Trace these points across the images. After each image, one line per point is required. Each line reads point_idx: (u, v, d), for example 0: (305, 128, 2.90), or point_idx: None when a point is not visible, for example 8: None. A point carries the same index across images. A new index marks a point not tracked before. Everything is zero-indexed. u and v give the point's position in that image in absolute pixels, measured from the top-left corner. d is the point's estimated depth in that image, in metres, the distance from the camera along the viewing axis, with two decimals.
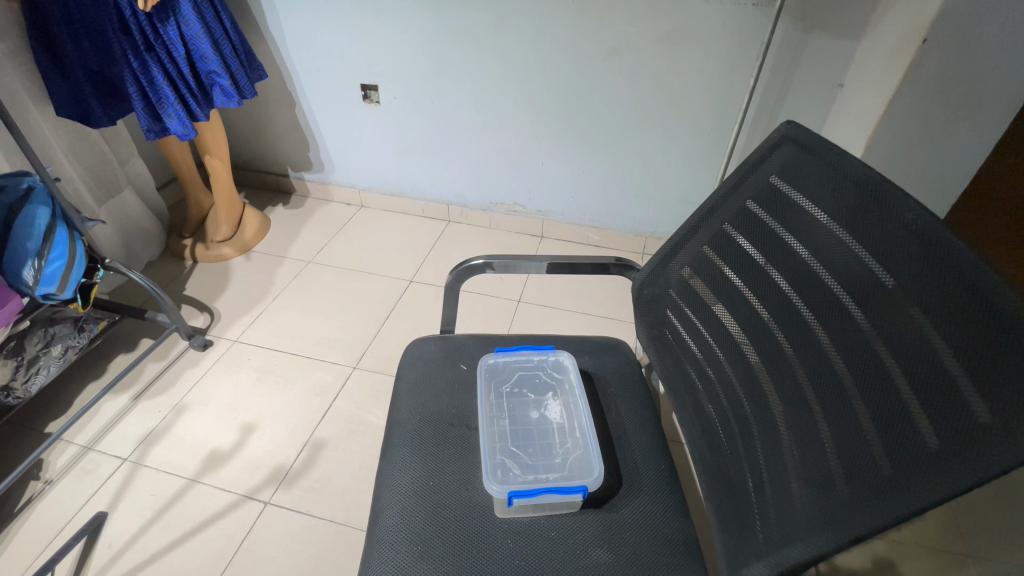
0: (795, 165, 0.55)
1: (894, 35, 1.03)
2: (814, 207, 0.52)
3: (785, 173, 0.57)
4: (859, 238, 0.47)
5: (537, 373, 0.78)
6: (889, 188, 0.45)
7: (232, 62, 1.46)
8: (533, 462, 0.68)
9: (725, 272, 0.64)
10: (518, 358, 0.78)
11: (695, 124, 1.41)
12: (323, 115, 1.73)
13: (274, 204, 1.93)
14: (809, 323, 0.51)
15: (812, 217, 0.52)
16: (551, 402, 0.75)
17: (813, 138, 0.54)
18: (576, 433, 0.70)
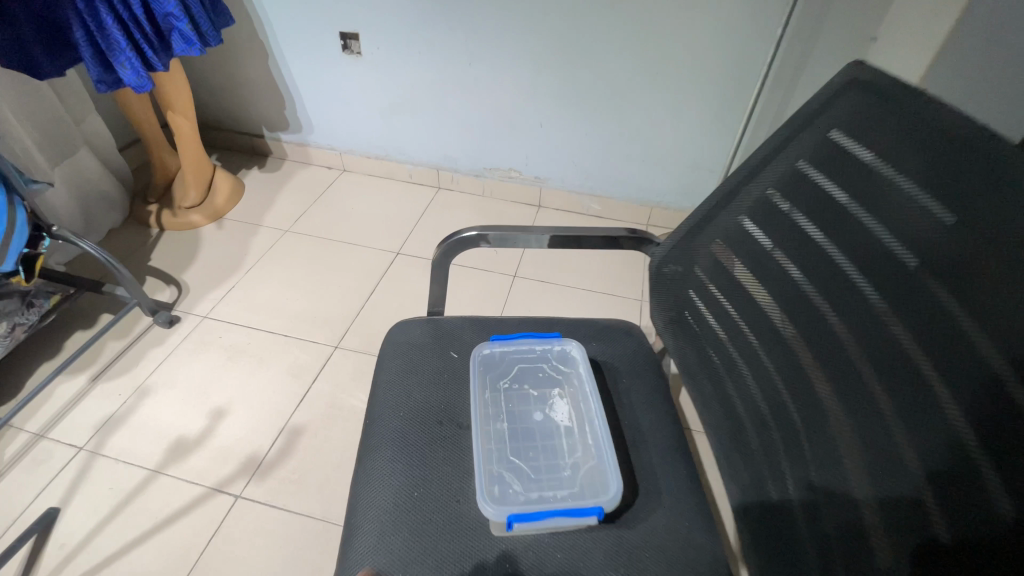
0: (865, 117, 0.44)
1: None
2: (892, 171, 0.42)
3: (848, 126, 0.46)
4: (957, 211, 0.37)
5: (540, 366, 0.68)
6: (1004, 144, 0.35)
7: (194, 6, 1.29)
8: (536, 475, 0.58)
9: (766, 249, 0.54)
10: (517, 348, 0.68)
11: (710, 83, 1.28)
12: (299, 68, 1.56)
13: (248, 168, 1.78)
14: (881, 314, 0.42)
15: (889, 182, 0.42)
16: (556, 400, 0.65)
17: (889, 82, 0.43)
18: (586, 439, 0.61)
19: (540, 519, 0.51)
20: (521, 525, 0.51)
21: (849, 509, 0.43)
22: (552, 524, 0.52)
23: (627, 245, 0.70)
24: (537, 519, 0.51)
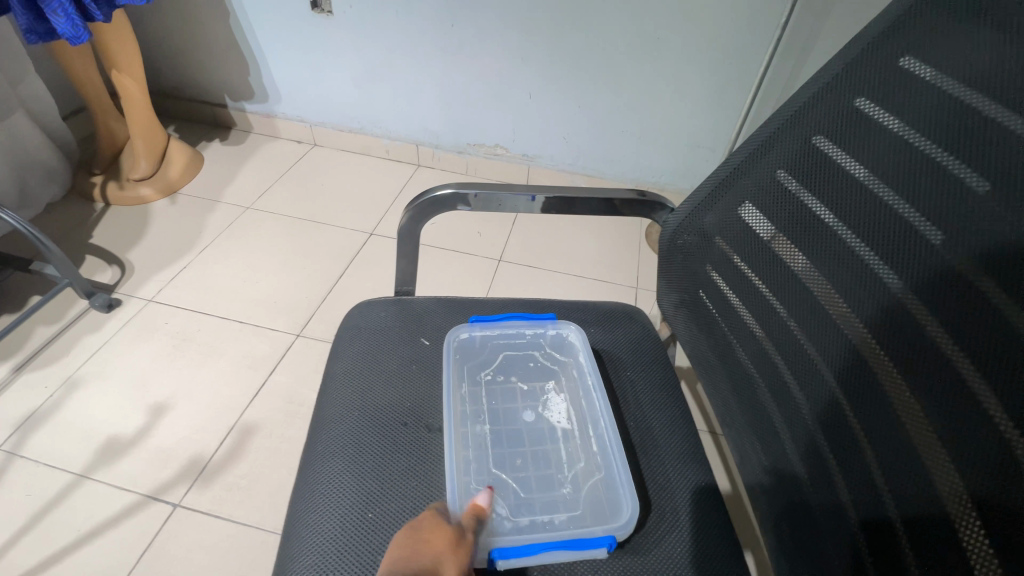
0: (952, 29, 0.33)
1: None
2: (995, 94, 0.31)
3: (926, 45, 0.35)
4: None
5: (532, 356, 0.57)
6: None
7: None
8: (528, 492, 0.47)
9: (809, 209, 0.43)
10: (504, 333, 0.57)
11: (714, 51, 1.18)
12: (263, 29, 1.42)
13: (208, 140, 1.63)
14: (973, 284, 0.31)
15: (984, 106, 0.31)
16: (551, 396, 0.54)
17: None
18: (588, 446, 0.50)
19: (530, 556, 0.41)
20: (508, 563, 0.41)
21: (927, 545, 0.32)
22: (549, 559, 0.42)
23: (631, 211, 0.58)
24: (527, 556, 0.41)
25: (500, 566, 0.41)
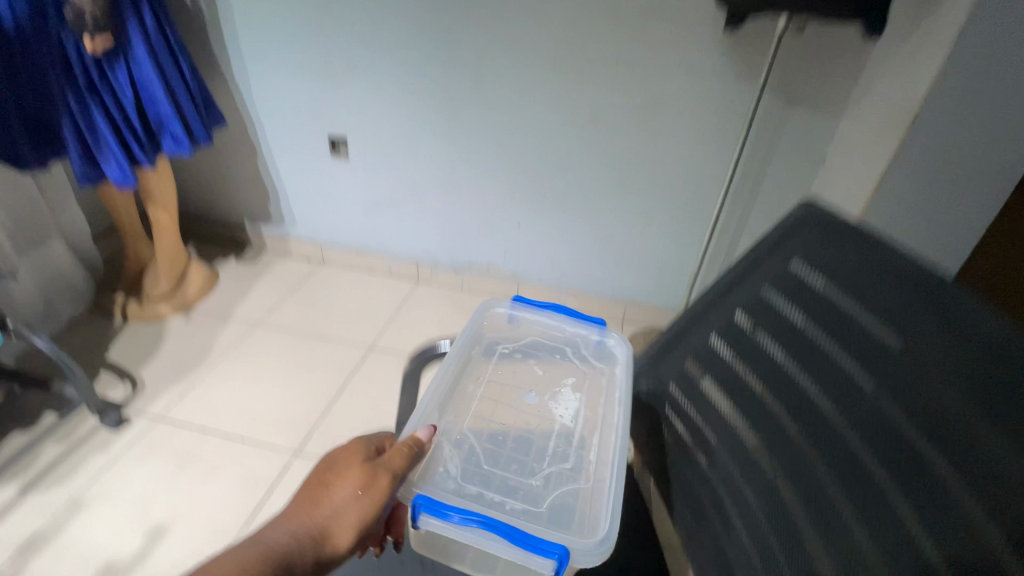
0: (825, 252, 0.47)
1: (878, 114, 1.03)
2: (857, 306, 0.43)
3: (809, 258, 0.48)
4: (923, 347, 0.37)
5: (564, 351, 0.83)
6: (958, 292, 0.37)
7: (186, 105, 1.34)
8: (512, 477, 0.68)
9: (737, 369, 0.54)
10: (547, 322, 0.84)
11: (677, 191, 1.36)
12: (286, 167, 1.63)
13: (225, 258, 1.77)
14: (855, 450, 0.40)
15: (850, 312, 0.44)
16: (568, 394, 0.78)
17: (844, 222, 0.46)
18: (581, 442, 0.72)
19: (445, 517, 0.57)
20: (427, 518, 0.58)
21: None
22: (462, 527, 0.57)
23: None
24: (442, 516, 0.57)
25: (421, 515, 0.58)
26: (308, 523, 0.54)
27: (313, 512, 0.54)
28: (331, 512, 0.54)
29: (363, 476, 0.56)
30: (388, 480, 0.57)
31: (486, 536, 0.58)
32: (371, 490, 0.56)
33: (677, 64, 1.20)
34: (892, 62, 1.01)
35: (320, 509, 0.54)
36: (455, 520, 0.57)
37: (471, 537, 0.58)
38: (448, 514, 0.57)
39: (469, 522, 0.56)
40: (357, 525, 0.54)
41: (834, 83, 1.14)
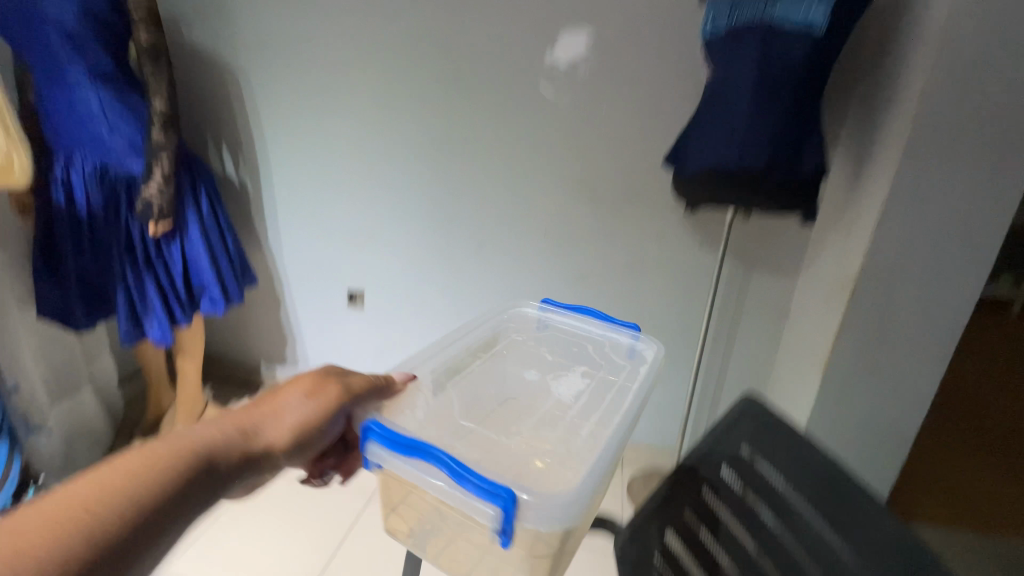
0: (768, 444, 0.62)
1: (823, 280, 1.25)
2: (797, 497, 0.58)
3: (756, 447, 0.63)
4: (846, 539, 0.53)
5: (582, 344, 0.92)
6: (869, 496, 0.53)
7: (226, 272, 1.53)
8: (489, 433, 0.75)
9: (702, 540, 0.63)
10: (568, 322, 0.94)
11: (661, 337, 1.52)
12: (306, 316, 1.82)
13: (239, 395, 1.89)
14: None
15: (792, 501, 0.58)
16: (577, 372, 0.87)
17: (776, 417, 0.63)
18: (571, 411, 0.79)
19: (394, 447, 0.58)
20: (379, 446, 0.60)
21: None
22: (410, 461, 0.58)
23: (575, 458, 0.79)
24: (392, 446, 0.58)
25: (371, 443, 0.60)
26: (245, 421, 0.58)
27: (252, 413, 0.59)
28: (282, 409, 0.61)
29: (311, 388, 0.64)
30: (332, 396, 0.64)
31: (428, 470, 0.57)
32: (317, 397, 0.63)
33: (651, 234, 1.43)
34: (829, 237, 1.24)
35: (276, 406, 0.61)
36: (396, 445, 0.58)
37: (414, 472, 0.59)
38: (389, 437, 0.59)
39: (406, 450, 0.57)
40: (298, 424, 0.61)
41: (786, 249, 1.37)
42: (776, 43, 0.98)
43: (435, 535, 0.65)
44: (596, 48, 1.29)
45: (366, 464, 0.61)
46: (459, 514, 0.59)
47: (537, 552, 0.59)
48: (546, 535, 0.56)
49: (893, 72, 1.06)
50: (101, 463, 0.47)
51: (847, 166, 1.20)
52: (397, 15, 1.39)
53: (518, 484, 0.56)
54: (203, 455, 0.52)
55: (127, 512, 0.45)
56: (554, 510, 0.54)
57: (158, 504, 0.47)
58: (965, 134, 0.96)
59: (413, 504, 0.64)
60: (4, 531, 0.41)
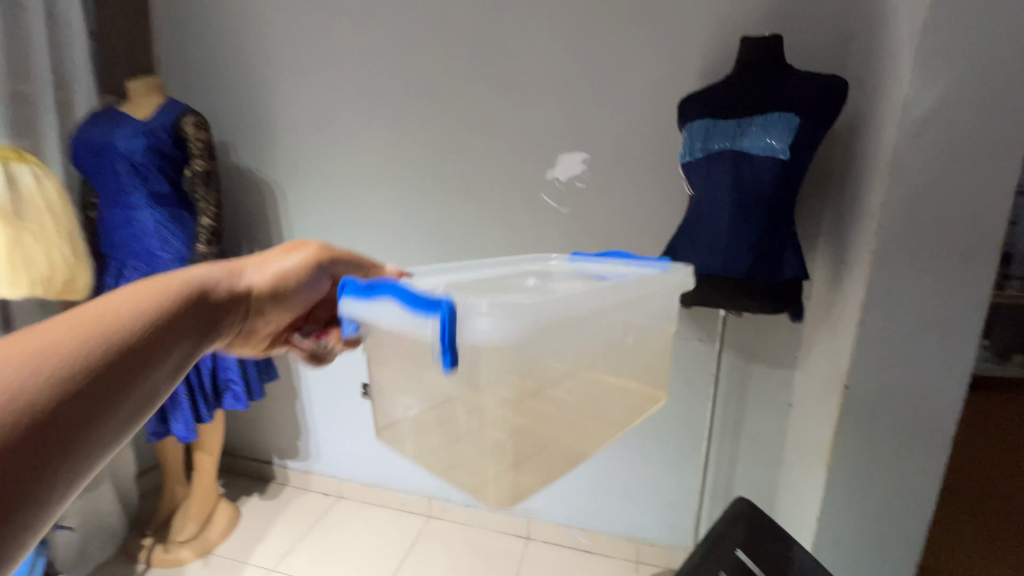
0: (763, 535, 0.93)
1: (819, 374, 1.29)
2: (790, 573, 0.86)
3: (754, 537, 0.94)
4: None
5: (606, 272, 0.84)
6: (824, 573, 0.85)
7: (250, 370, 1.65)
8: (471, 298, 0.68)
9: None
10: (591, 262, 0.90)
11: (667, 428, 1.55)
12: (320, 408, 1.90)
13: (249, 493, 1.95)
14: None
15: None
16: (583, 284, 0.78)
17: (759, 516, 0.96)
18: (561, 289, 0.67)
19: (366, 291, 0.63)
20: (356, 297, 0.65)
21: None
22: (376, 303, 0.61)
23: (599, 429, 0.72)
24: (365, 291, 0.63)
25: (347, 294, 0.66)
26: (230, 268, 0.68)
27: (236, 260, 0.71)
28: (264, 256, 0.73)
29: (290, 247, 0.76)
30: (314, 251, 0.75)
31: (382, 308, 0.62)
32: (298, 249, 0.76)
33: None
34: (820, 334, 1.31)
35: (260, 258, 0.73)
36: (362, 294, 0.64)
37: (378, 314, 0.62)
38: (357, 288, 0.65)
39: (371, 293, 0.63)
40: (278, 268, 0.72)
41: (781, 344, 1.44)
42: (746, 168, 1.11)
43: (405, 394, 0.69)
44: (593, 167, 1.46)
45: (344, 323, 0.68)
46: (418, 353, 0.61)
47: (477, 390, 0.57)
48: (499, 349, 0.55)
49: (857, 190, 1.18)
50: (104, 296, 0.54)
51: (827, 268, 1.30)
52: (418, 141, 1.60)
53: (467, 303, 0.54)
54: (198, 287, 0.62)
55: (143, 320, 0.53)
56: (502, 314, 0.54)
57: (169, 320, 0.56)
58: (930, 246, 1.05)
59: (384, 357, 0.69)
60: (35, 333, 0.46)
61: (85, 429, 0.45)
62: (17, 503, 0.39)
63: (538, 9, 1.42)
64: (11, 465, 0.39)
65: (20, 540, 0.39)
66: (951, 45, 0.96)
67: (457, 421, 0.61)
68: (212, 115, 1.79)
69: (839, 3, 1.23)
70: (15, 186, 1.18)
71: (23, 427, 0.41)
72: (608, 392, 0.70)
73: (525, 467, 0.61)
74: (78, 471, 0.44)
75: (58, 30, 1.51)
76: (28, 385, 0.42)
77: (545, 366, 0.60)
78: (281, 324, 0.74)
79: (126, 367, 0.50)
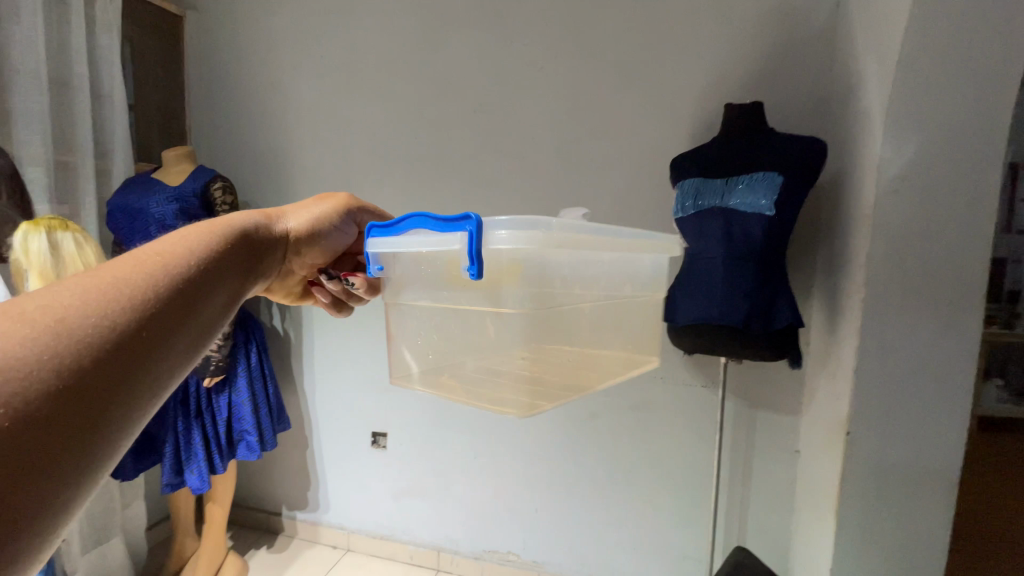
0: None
1: (822, 420, 1.31)
2: None
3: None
4: None
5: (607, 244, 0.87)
6: None
7: (263, 420, 1.69)
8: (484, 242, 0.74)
9: None
10: None
11: (675, 477, 1.55)
12: (330, 457, 1.92)
13: (257, 546, 1.94)
14: None
15: None
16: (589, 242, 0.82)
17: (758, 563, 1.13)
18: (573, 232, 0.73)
19: (389, 226, 0.70)
20: (379, 234, 0.71)
21: None
22: (403, 234, 0.68)
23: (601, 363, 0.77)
24: (387, 227, 0.70)
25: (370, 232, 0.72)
26: (267, 214, 0.69)
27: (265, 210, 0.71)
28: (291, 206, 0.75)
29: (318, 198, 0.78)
30: (344, 200, 0.78)
31: (409, 237, 0.68)
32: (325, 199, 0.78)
33: (655, 377, 1.54)
34: (821, 380, 1.33)
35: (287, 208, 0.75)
36: (386, 228, 0.70)
37: (404, 241, 0.68)
38: (382, 224, 0.71)
39: (398, 225, 0.68)
40: (310, 215, 0.74)
41: (783, 390, 1.46)
42: (736, 224, 1.18)
43: (425, 327, 0.75)
44: (593, 222, 1.54)
45: (368, 263, 0.73)
46: (448, 278, 0.69)
47: (502, 306, 0.66)
48: (520, 262, 0.64)
49: (844, 242, 1.23)
50: (158, 238, 0.53)
51: (823, 316, 1.34)
52: (429, 200, 1.70)
53: (491, 220, 0.62)
54: (243, 231, 0.62)
55: (197, 258, 0.53)
56: (523, 228, 0.61)
57: (219, 261, 0.55)
58: (917, 294, 1.09)
59: (408, 299, 0.76)
60: (101, 271, 0.46)
61: (158, 354, 0.44)
62: (112, 407, 0.40)
63: (538, 80, 1.55)
64: (95, 383, 0.39)
65: (113, 440, 0.40)
66: (918, 110, 1.05)
67: (482, 343, 0.69)
68: (236, 178, 1.92)
69: (814, 72, 1.34)
70: (57, 251, 1.27)
71: (103, 349, 0.41)
72: (606, 336, 0.75)
73: (539, 390, 0.66)
74: (151, 396, 0.44)
75: (101, 106, 1.66)
76: (104, 312, 0.42)
77: (553, 291, 0.66)
78: (312, 269, 0.77)
79: (190, 294, 0.49)
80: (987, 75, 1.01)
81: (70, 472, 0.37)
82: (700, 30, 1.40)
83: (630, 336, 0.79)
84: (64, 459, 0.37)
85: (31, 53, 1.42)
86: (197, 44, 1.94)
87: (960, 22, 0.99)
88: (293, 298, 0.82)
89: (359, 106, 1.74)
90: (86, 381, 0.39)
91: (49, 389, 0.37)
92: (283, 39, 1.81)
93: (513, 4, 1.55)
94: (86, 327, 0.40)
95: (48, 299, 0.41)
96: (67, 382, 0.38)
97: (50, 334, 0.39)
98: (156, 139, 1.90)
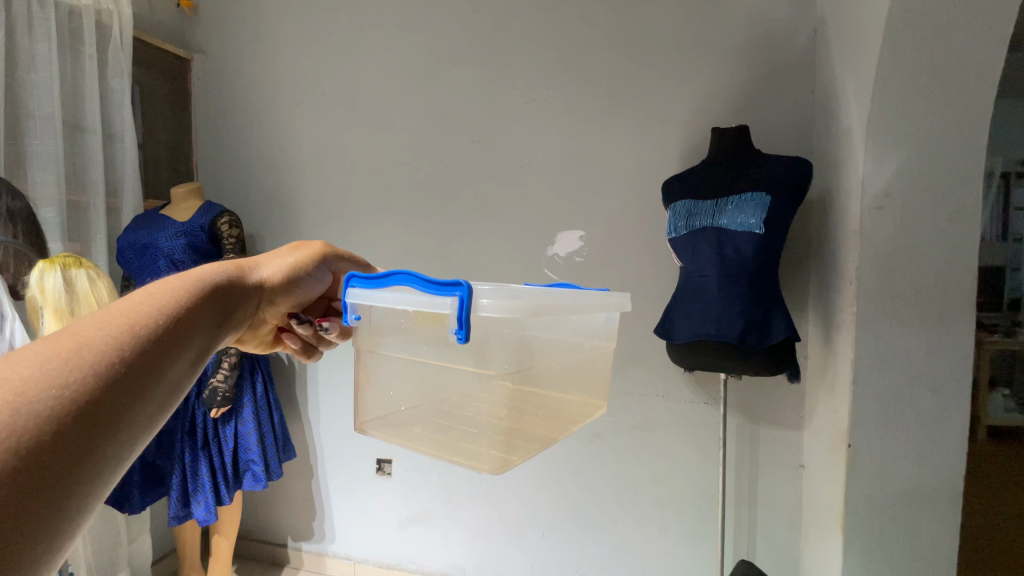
0: None
1: (824, 434, 1.32)
2: None
3: None
4: None
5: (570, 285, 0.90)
6: None
7: (269, 450, 1.70)
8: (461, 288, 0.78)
9: None
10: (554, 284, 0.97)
11: (680, 495, 1.55)
12: (335, 484, 1.92)
13: None
14: None
15: None
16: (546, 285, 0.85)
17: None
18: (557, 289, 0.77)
19: (372, 285, 0.73)
20: (360, 291, 0.74)
21: None
22: (388, 297, 0.72)
23: (579, 412, 0.80)
24: (370, 286, 0.73)
25: (350, 289, 0.75)
26: (241, 264, 0.69)
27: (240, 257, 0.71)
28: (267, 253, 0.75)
29: (294, 247, 0.80)
30: (319, 249, 0.80)
31: (392, 293, 0.71)
32: (304, 246, 0.79)
33: (657, 395, 1.55)
34: (821, 393, 1.35)
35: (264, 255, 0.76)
36: (369, 282, 0.73)
37: (388, 300, 0.72)
38: (364, 276, 0.73)
39: (381, 280, 0.72)
40: (286, 265, 0.75)
41: (785, 404, 1.47)
42: (728, 242, 1.22)
43: (400, 374, 0.77)
44: (590, 243, 1.57)
45: (346, 313, 0.76)
46: (430, 334, 0.73)
47: (486, 366, 0.68)
48: (504, 327, 0.67)
49: (836, 256, 1.26)
50: (127, 296, 0.53)
51: (819, 330, 1.36)
52: (428, 225, 1.74)
53: (478, 289, 0.67)
54: (215, 284, 0.62)
55: (166, 315, 0.53)
56: (506, 298, 0.65)
57: (191, 317, 0.56)
58: (907, 305, 1.12)
59: (384, 348, 0.78)
60: (65, 336, 0.46)
61: (121, 424, 0.45)
62: (69, 488, 0.40)
63: (533, 109, 1.61)
64: (53, 461, 0.40)
65: (73, 516, 0.41)
66: (898, 128, 1.09)
67: (456, 393, 0.72)
68: (241, 212, 1.97)
69: (799, 95, 1.39)
70: (72, 288, 1.32)
71: (63, 425, 0.41)
72: (570, 388, 0.78)
73: (512, 445, 0.68)
74: (115, 465, 0.44)
75: (112, 146, 1.72)
76: (63, 384, 0.42)
77: (529, 350, 0.70)
78: (284, 316, 0.77)
79: (159, 356, 0.50)
80: (962, 92, 1.06)
81: (28, 553, 0.37)
82: (688, 59, 1.47)
83: (588, 386, 0.82)
84: (22, 540, 0.37)
85: (46, 98, 1.49)
86: (204, 85, 2.02)
87: (934, 45, 1.03)
88: (264, 346, 0.81)
89: (360, 139, 1.80)
90: (45, 459, 0.39)
91: (8, 471, 0.37)
92: (288, 78, 1.88)
93: (507, 39, 1.62)
94: (46, 402, 0.41)
95: (9, 373, 0.41)
96: (26, 461, 0.38)
97: (9, 412, 0.39)
98: (163, 176, 1.96)
